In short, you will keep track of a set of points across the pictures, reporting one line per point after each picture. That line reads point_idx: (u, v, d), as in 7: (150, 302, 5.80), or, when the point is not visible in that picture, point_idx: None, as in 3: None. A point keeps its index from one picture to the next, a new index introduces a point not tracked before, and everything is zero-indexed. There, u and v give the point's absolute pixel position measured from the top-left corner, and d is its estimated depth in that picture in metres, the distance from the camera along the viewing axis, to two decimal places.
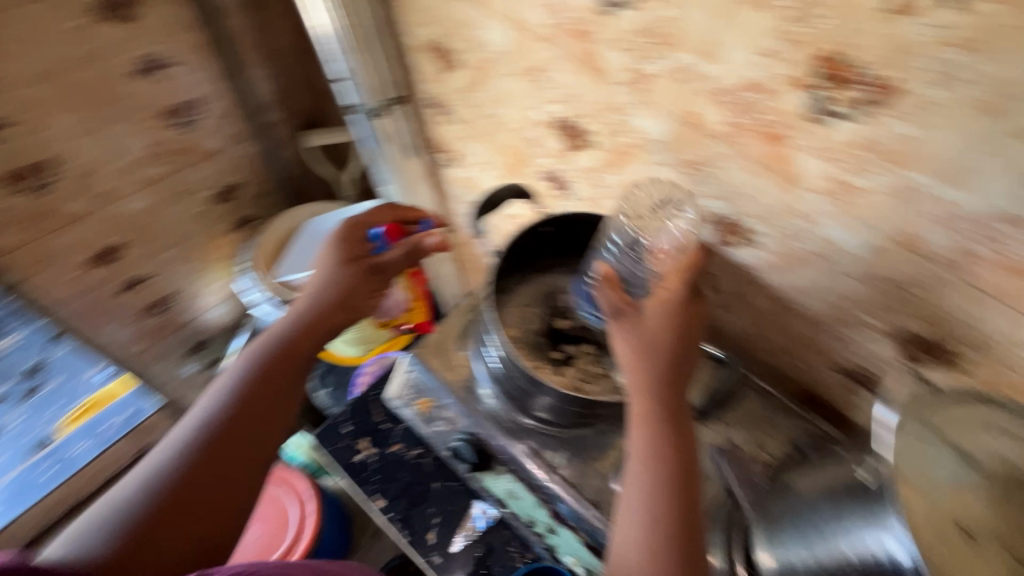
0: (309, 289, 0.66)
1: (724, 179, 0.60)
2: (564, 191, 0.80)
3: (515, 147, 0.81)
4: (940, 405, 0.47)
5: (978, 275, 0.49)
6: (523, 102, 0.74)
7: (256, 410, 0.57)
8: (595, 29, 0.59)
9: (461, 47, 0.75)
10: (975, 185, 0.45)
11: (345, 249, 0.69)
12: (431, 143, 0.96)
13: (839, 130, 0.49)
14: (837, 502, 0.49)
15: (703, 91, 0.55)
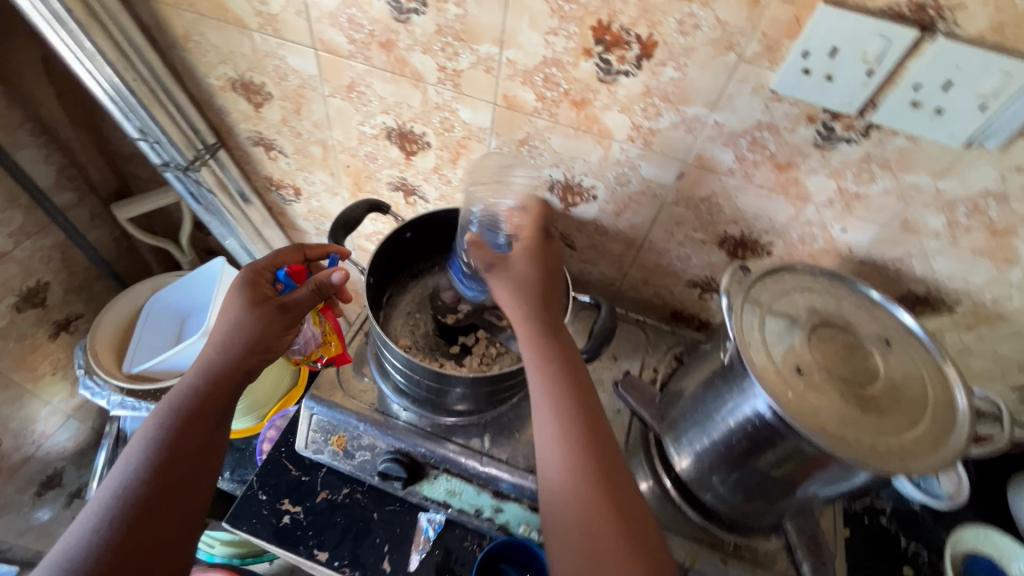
0: (220, 332, 0.58)
1: (552, 149, 0.67)
2: (416, 195, 0.82)
3: (355, 166, 0.81)
4: (763, 285, 0.58)
5: (757, 178, 0.61)
6: (351, 119, 0.74)
7: (173, 471, 0.50)
8: (399, 41, 0.62)
9: (267, 81, 0.73)
10: (737, 106, 0.56)
11: (250, 292, 0.60)
12: (260, 182, 0.92)
13: (627, 88, 0.58)
14: (714, 388, 0.58)
15: (513, 75, 0.61)
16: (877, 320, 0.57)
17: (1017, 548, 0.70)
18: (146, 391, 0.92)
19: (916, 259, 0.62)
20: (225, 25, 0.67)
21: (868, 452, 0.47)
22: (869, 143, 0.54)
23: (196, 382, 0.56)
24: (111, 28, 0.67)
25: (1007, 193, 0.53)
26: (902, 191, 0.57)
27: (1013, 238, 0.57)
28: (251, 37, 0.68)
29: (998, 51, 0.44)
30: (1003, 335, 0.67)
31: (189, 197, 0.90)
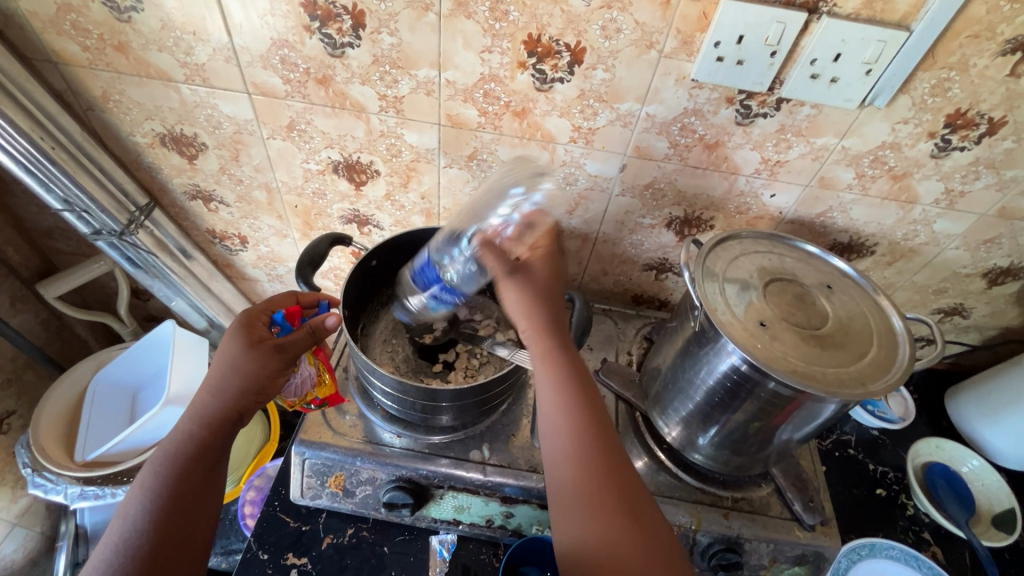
0: (216, 374, 0.56)
1: (500, 160, 0.70)
2: (370, 225, 0.83)
3: (303, 206, 0.80)
4: (715, 254, 0.63)
5: (691, 160, 0.67)
6: (294, 158, 0.73)
7: (178, 522, 0.49)
8: (337, 75, 0.63)
9: (199, 131, 0.71)
10: (664, 97, 0.61)
11: (244, 334, 0.57)
12: (201, 235, 0.89)
13: (564, 93, 0.62)
14: (691, 355, 0.62)
15: (454, 94, 0.63)
16: (817, 269, 0.64)
17: (963, 450, 0.81)
18: (106, 477, 0.86)
19: (836, 212, 0.70)
20: (149, 80, 0.65)
21: (833, 383, 0.52)
22: (782, 115, 0.61)
23: (189, 429, 0.54)
24: (22, 98, 0.63)
25: (899, 142, 0.62)
26: (815, 153, 0.64)
27: (910, 180, 0.65)
28: (179, 89, 0.66)
29: (873, 22, 0.52)
30: (916, 267, 0.76)
31: (124, 261, 0.85)
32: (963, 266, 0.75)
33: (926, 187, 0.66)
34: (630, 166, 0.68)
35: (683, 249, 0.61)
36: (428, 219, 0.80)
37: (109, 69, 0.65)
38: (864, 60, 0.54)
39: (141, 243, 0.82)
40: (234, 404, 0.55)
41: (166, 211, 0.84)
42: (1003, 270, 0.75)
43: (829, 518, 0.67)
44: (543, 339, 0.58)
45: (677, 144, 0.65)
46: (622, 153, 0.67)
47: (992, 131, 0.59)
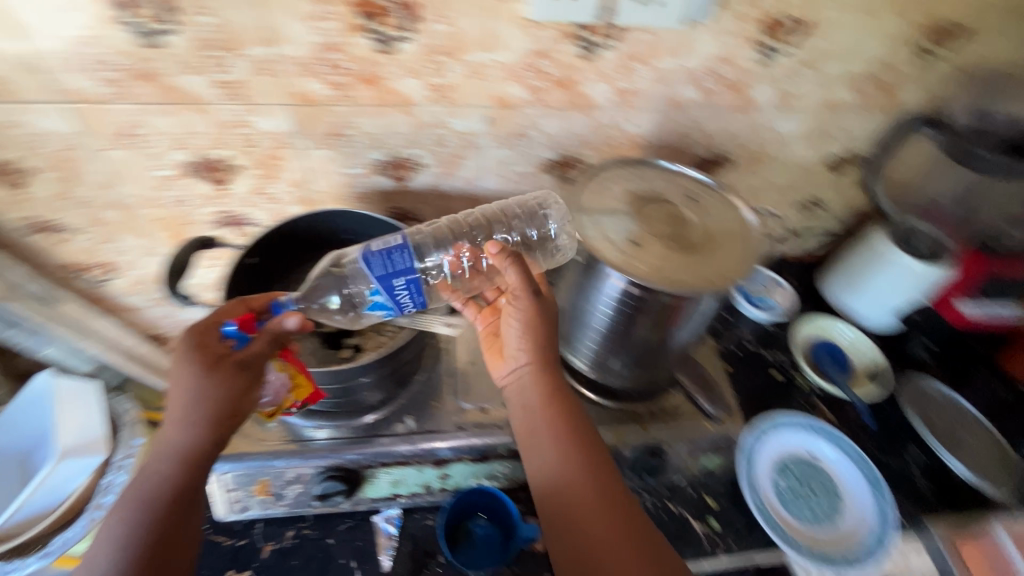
0: (172, 401, 0.52)
1: (366, 132, 0.68)
2: (246, 222, 0.78)
3: (167, 216, 0.75)
4: (584, 189, 0.66)
5: (552, 101, 0.68)
6: (137, 167, 0.68)
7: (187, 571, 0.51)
8: (162, 66, 0.58)
9: (15, 153, 0.63)
10: (509, 42, 0.61)
11: (197, 355, 0.52)
12: (54, 272, 0.80)
13: (408, 51, 0.60)
14: (580, 288, 0.65)
15: (291, 70, 0.60)
16: (679, 184, 0.68)
17: (836, 322, 0.92)
18: (11, 550, 0.78)
19: (693, 129, 0.75)
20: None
21: (703, 284, 0.57)
22: (623, 45, 0.64)
23: (179, 446, 0.53)
24: None
25: (730, 55, 0.66)
26: (661, 76, 0.68)
27: (748, 88, 0.71)
28: None
29: None
30: (774, 169, 0.83)
31: None
32: (812, 159, 0.83)
33: (762, 92, 0.72)
34: (495, 117, 0.69)
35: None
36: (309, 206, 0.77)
37: None
38: None
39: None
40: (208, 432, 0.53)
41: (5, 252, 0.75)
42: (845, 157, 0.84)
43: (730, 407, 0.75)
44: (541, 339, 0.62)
45: (533, 88, 0.67)
46: (485, 105, 0.68)
47: (803, 32, 0.65)
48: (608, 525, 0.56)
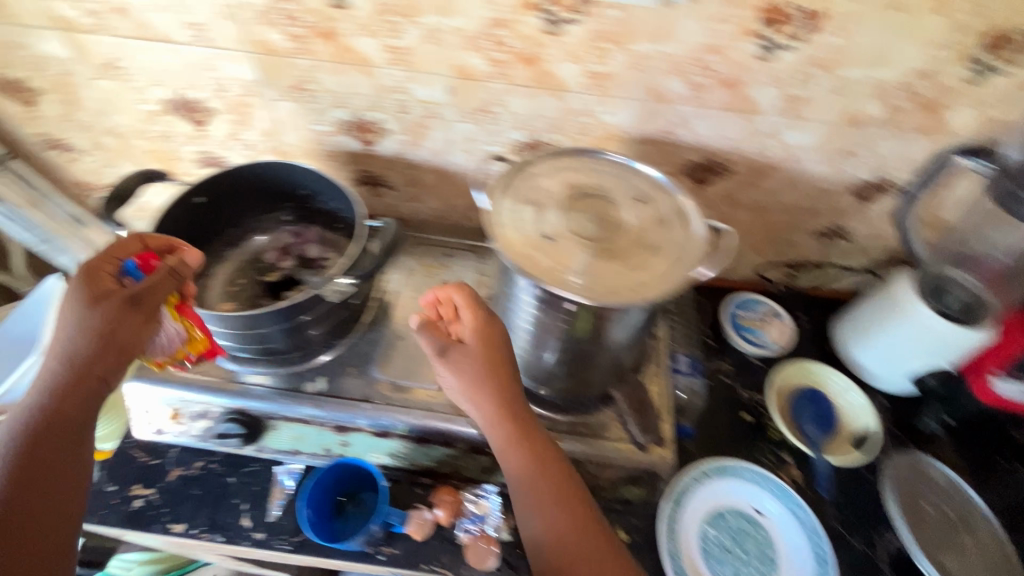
0: (563, 490, 0.58)
1: (327, 89, 0.68)
2: (225, 166, 0.81)
3: (155, 147, 0.79)
4: (530, 167, 0.60)
5: (517, 78, 0.64)
6: (118, 101, 0.73)
7: (542, 492, 0.57)
8: (140, 18, 0.62)
9: (25, 74, 0.70)
10: (466, 9, 0.58)
11: (88, 287, 0.54)
12: (74, 190, 0.88)
13: (361, 9, 0.59)
14: (508, 280, 0.61)
15: (253, 16, 0.61)
16: (629, 183, 0.59)
17: (829, 371, 0.79)
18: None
19: (681, 128, 0.68)
20: None
21: (626, 292, 0.50)
22: (591, 20, 0.57)
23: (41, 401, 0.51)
24: None
25: (721, 44, 0.58)
26: (639, 61, 0.61)
27: (747, 86, 0.62)
28: None
29: None
30: (766, 173, 0.73)
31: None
32: (834, 171, 0.71)
33: (763, 94, 0.63)
34: (467, 90, 0.66)
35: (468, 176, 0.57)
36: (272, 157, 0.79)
37: None
38: None
39: (5, 193, 0.83)
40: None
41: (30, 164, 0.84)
42: (872, 185, 0.73)
43: (665, 438, 0.66)
44: (509, 429, 0.58)
45: (496, 62, 0.63)
46: (440, 75, 0.65)
47: (814, 25, 0.56)
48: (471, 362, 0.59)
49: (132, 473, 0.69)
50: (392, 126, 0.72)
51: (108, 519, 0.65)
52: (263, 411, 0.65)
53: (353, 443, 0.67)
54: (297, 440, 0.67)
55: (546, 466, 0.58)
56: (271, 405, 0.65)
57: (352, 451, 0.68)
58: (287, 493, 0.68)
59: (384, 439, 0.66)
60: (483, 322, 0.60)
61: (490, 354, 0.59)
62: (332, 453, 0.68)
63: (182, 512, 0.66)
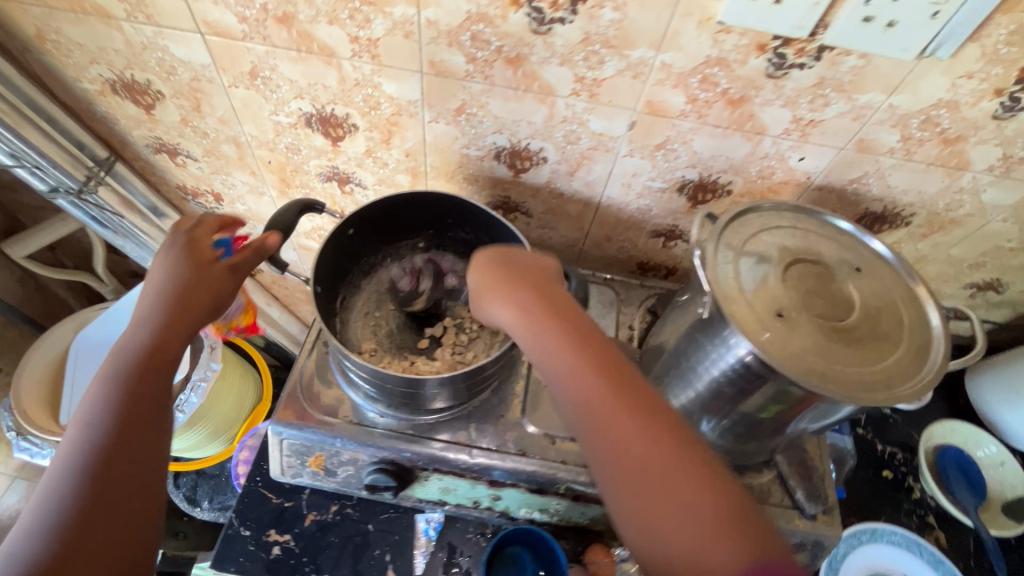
0: (664, 452, 0.42)
1: (492, 115, 0.62)
2: (349, 182, 0.75)
3: (277, 159, 0.73)
4: (735, 223, 0.55)
5: (712, 119, 0.58)
6: (249, 111, 0.66)
7: (649, 460, 0.41)
8: (303, 29, 0.55)
9: (152, 77, 0.63)
10: (684, 45, 0.52)
11: (186, 255, 0.56)
12: (172, 191, 0.82)
13: (565, 37, 0.52)
14: (698, 342, 0.56)
15: (437, 37, 0.54)
16: (846, 250, 0.55)
17: (980, 435, 0.76)
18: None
19: (872, 178, 0.63)
20: (81, 15, 0.57)
21: (877, 388, 0.45)
22: (823, 66, 0.51)
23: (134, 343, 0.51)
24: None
25: (958, 100, 0.53)
26: (858, 111, 0.55)
27: (966, 144, 0.57)
28: (127, 28, 0.57)
29: None
30: (943, 228, 0.68)
31: (91, 219, 0.80)
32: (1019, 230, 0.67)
33: (980, 153, 0.58)
34: (650, 125, 0.60)
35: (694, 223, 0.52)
36: (404, 177, 0.73)
37: (44, 10, 0.57)
38: (925, 22, 0.45)
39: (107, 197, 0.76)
40: (189, 313, 0.54)
41: (131, 165, 0.77)
42: None
43: (831, 506, 0.63)
44: (578, 358, 0.46)
45: (695, 100, 0.57)
46: (626, 108, 0.59)
47: None
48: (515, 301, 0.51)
49: (267, 517, 0.65)
50: (550, 156, 0.66)
51: (250, 568, 0.62)
52: (415, 460, 0.62)
53: (504, 497, 0.64)
54: (444, 490, 0.64)
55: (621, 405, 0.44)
56: (423, 455, 0.62)
57: (501, 504, 0.64)
58: (430, 543, 0.65)
59: (538, 495, 0.63)
60: (509, 270, 0.53)
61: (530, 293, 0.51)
62: (481, 505, 0.65)
63: (324, 563, 0.63)
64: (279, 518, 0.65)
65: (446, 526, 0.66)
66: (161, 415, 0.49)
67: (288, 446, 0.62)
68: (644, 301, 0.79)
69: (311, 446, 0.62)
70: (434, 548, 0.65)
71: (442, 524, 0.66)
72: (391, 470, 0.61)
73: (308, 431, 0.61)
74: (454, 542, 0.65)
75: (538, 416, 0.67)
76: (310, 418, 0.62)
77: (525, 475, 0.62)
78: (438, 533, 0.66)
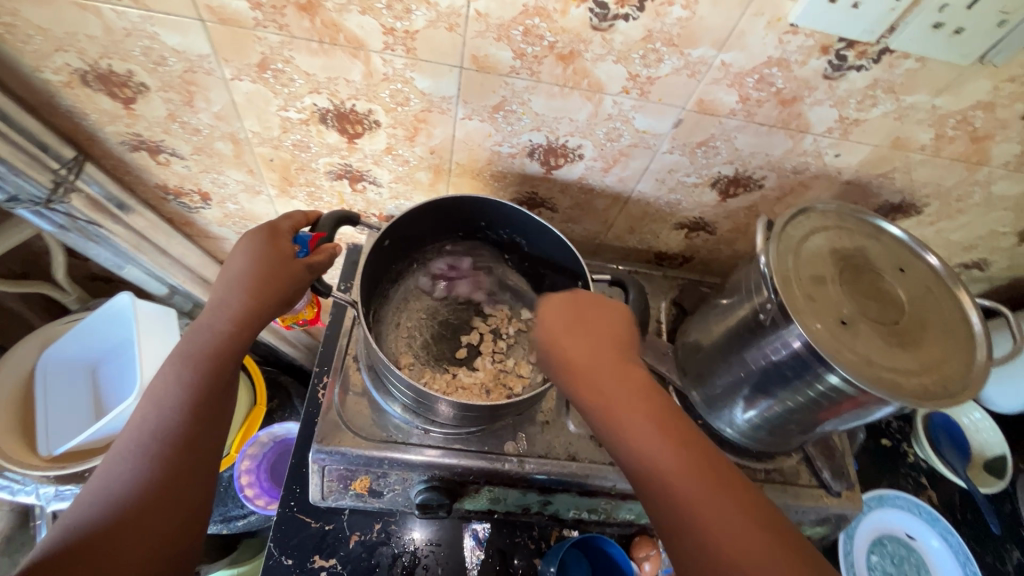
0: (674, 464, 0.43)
1: (532, 112, 0.58)
2: (362, 180, 0.68)
3: (280, 156, 0.65)
4: (787, 227, 0.56)
5: (760, 117, 0.57)
6: (253, 106, 0.58)
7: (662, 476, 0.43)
8: (330, 18, 0.49)
9: (135, 68, 0.54)
10: (748, 44, 0.50)
11: (267, 246, 0.53)
12: (149, 191, 0.72)
13: (625, 34, 0.49)
14: (748, 345, 0.57)
15: (486, 30, 0.49)
16: (887, 250, 0.57)
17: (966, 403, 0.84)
18: (61, 476, 0.75)
19: (899, 172, 0.64)
20: None
21: (936, 391, 0.48)
22: (879, 68, 0.51)
23: (216, 328, 0.51)
24: None
25: (995, 102, 0.54)
26: (901, 112, 0.56)
27: (991, 142, 0.59)
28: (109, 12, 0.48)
29: None
30: (950, 217, 0.72)
31: (50, 223, 0.69)
32: (1015, 216, 0.72)
33: (1002, 149, 0.60)
34: (696, 122, 0.58)
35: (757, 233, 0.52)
36: (424, 175, 0.67)
37: None
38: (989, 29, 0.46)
39: (75, 202, 0.66)
40: (259, 306, 0.52)
41: (101, 164, 0.67)
42: None
43: (854, 482, 0.68)
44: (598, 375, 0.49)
45: (747, 99, 0.55)
46: (676, 106, 0.56)
47: None
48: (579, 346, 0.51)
49: (310, 542, 0.63)
50: (587, 153, 0.63)
51: None
52: (466, 475, 0.61)
53: (554, 501, 0.64)
54: (493, 500, 0.64)
55: (693, 461, 0.43)
56: (474, 470, 0.60)
57: (550, 508, 0.65)
58: (480, 551, 0.65)
59: (587, 498, 0.63)
60: (580, 311, 0.53)
61: (597, 338, 0.51)
62: (530, 510, 0.65)
63: None
64: (322, 541, 0.63)
65: (493, 532, 0.67)
66: (215, 411, 0.50)
67: (331, 471, 0.60)
68: (666, 292, 0.79)
69: (354, 470, 0.60)
70: (484, 555, 0.65)
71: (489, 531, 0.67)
72: (442, 488, 0.60)
73: (352, 456, 0.59)
74: (504, 546, 0.66)
75: (580, 418, 0.66)
76: (351, 442, 0.59)
77: (575, 481, 0.62)
78: (487, 540, 0.66)
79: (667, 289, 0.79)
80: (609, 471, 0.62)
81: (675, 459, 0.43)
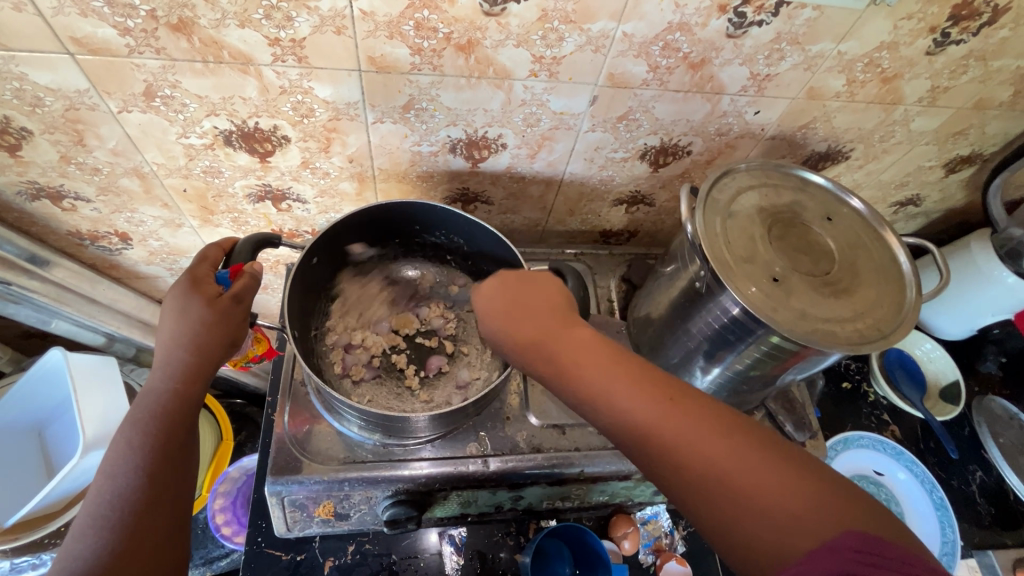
0: (655, 409, 0.39)
1: (444, 107, 0.56)
2: (284, 198, 0.66)
3: (191, 185, 0.62)
4: (713, 192, 0.55)
5: (673, 84, 0.56)
6: (149, 136, 0.55)
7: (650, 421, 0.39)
8: (209, 36, 0.46)
9: (13, 113, 0.51)
10: (646, 12, 0.49)
11: (189, 291, 0.50)
12: (63, 239, 0.68)
13: (520, 17, 0.48)
14: (689, 314, 0.57)
15: (376, 29, 0.47)
16: (812, 201, 0.58)
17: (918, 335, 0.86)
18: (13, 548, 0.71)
19: (819, 122, 0.65)
20: None
21: (870, 332, 0.49)
22: (779, 21, 0.51)
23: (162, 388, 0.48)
24: None
25: (897, 42, 0.55)
26: (810, 62, 0.56)
27: (901, 81, 0.60)
28: None
29: None
30: (878, 157, 0.73)
31: None
32: (937, 150, 0.73)
33: (913, 86, 0.61)
34: (612, 96, 0.57)
35: (681, 203, 0.52)
36: (347, 185, 0.65)
37: None
38: None
39: None
40: (198, 353, 0.50)
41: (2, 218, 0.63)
42: (963, 159, 0.76)
43: (816, 430, 0.69)
44: (561, 344, 0.46)
45: (657, 68, 0.55)
46: (588, 83, 0.55)
47: (992, 21, 0.55)
48: (530, 310, 0.49)
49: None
50: (509, 141, 0.62)
51: None
52: (432, 485, 0.59)
53: (525, 496, 0.64)
54: (463, 504, 0.63)
55: (659, 388, 0.40)
56: (439, 479, 0.59)
57: (523, 502, 0.64)
58: (457, 558, 0.65)
59: (557, 488, 0.63)
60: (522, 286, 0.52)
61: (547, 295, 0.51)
62: (504, 508, 0.65)
63: None
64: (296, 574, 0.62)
65: (469, 536, 0.66)
66: (174, 475, 0.47)
67: (290, 501, 0.58)
68: (616, 269, 0.79)
69: (313, 497, 0.58)
70: (461, 560, 0.65)
71: (465, 536, 0.66)
72: (409, 501, 0.59)
73: (310, 484, 0.57)
74: (481, 548, 0.66)
75: (541, 409, 0.66)
76: (309, 470, 0.57)
77: (545, 474, 0.61)
78: (463, 545, 0.66)
79: (615, 267, 0.79)
80: (577, 457, 0.62)
81: (638, 393, 0.40)
